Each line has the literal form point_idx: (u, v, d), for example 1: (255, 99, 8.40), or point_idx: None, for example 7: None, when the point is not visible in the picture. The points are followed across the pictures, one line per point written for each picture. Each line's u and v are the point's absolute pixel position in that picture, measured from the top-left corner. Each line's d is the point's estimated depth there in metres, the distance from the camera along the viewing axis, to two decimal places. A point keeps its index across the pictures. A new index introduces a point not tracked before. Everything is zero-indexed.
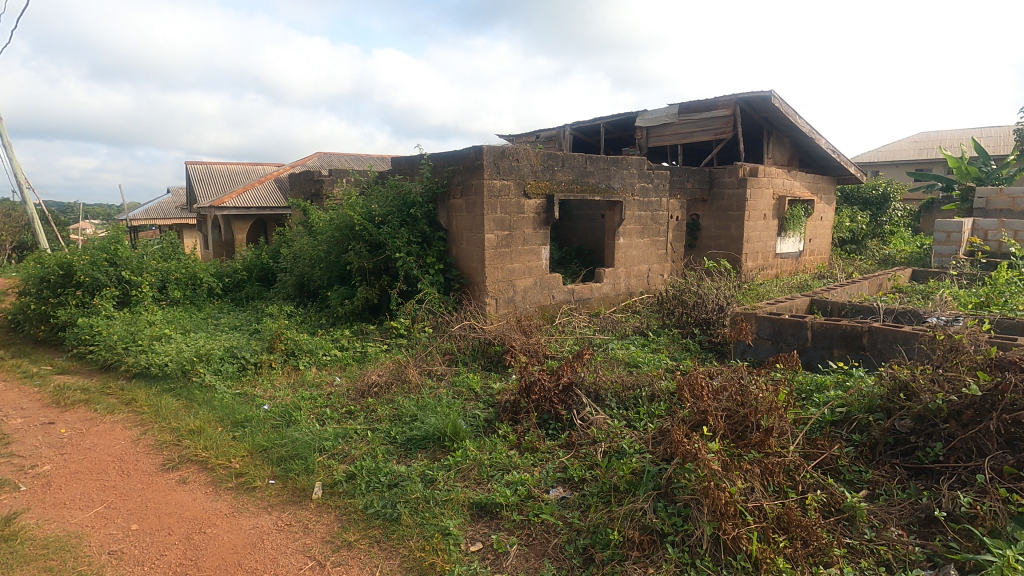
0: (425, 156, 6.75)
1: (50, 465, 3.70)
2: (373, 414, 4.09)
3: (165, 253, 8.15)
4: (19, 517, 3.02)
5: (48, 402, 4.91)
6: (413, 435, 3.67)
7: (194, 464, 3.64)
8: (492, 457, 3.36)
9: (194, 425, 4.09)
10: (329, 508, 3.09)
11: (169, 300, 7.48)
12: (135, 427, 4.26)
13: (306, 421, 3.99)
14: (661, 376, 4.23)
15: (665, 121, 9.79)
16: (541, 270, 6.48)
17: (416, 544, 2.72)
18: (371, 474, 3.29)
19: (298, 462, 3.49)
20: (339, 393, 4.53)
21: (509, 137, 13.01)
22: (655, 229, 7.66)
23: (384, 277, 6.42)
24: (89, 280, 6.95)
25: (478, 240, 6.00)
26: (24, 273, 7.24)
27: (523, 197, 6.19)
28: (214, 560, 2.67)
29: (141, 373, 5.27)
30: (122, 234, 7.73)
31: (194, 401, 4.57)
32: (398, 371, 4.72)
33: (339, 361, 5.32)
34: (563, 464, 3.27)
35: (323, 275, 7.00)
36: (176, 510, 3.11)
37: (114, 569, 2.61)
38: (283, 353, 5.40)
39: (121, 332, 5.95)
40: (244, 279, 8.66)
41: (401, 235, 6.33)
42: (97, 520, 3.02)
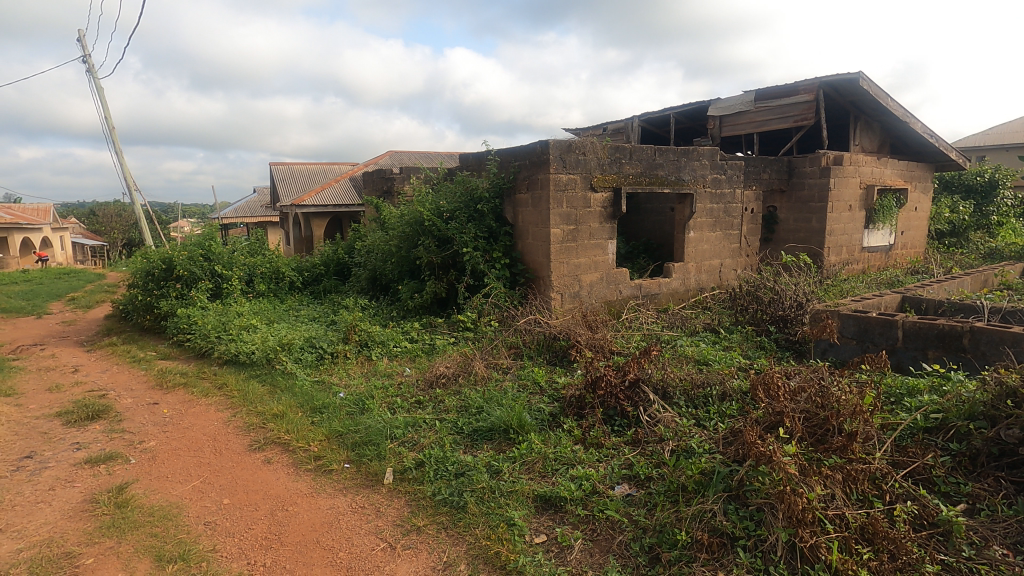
0: (492, 152, 6.84)
1: (155, 441, 4.08)
2: (441, 404, 4.21)
3: (252, 248, 8.74)
4: (130, 486, 3.36)
5: (153, 384, 5.43)
6: (479, 427, 3.75)
7: (277, 446, 3.91)
8: (557, 451, 3.37)
9: (277, 410, 4.38)
10: (399, 493, 3.22)
11: (255, 292, 8.03)
12: (226, 410, 4.61)
13: (379, 409, 4.17)
14: (733, 374, 4.07)
15: (740, 109, 9.38)
16: (607, 265, 6.40)
17: (482, 533, 2.77)
18: (439, 462, 3.39)
19: (371, 448, 3.66)
20: (409, 382, 4.69)
21: (576, 130, 12.92)
22: (728, 222, 7.38)
23: (451, 271, 6.56)
24: (187, 274, 7.59)
25: (545, 235, 6.00)
26: (133, 266, 8.00)
27: (589, 190, 6.12)
28: (296, 537, 2.86)
29: (232, 360, 5.70)
30: (215, 231, 8.36)
31: (277, 387, 4.90)
32: (466, 363, 4.81)
33: (409, 353, 5.51)
34: (629, 461, 3.22)
35: (394, 270, 7.25)
36: (262, 488, 3.34)
37: (208, 538, 2.85)
38: (358, 344, 5.67)
39: (214, 322, 6.46)
40: (321, 273, 9.12)
41: (469, 231, 6.45)
42: (195, 493, 3.30)
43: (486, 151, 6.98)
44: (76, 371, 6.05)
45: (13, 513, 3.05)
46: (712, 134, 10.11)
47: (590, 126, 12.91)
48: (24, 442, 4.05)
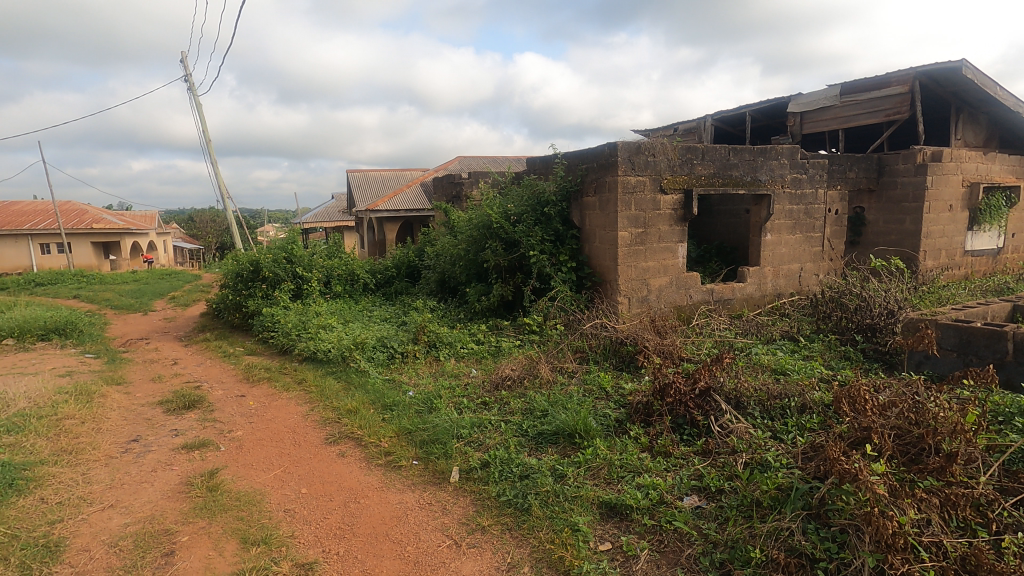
0: (560, 155, 6.83)
1: (242, 430, 4.39)
2: (506, 405, 4.25)
3: (331, 251, 9.20)
4: (220, 472, 3.63)
5: (241, 378, 5.84)
6: (544, 430, 3.75)
7: (351, 440, 4.09)
8: (623, 458, 3.31)
9: (351, 406, 4.59)
10: (465, 492, 3.27)
11: (332, 293, 8.46)
12: (304, 404, 4.88)
13: (446, 408, 4.27)
14: (814, 385, 3.84)
15: (823, 104, 8.86)
16: (677, 269, 6.22)
17: (546, 536, 2.77)
18: (504, 464, 3.42)
19: (438, 447, 3.75)
20: (475, 384, 4.77)
21: (645, 131, 12.68)
22: (809, 224, 6.98)
23: (518, 274, 6.62)
24: (272, 275, 8.12)
25: (612, 238, 5.92)
26: (225, 268, 8.64)
27: (659, 193, 5.98)
28: (367, 528, 2.97)
29: (310, 357, 6.03)
30: (297, 236, 8.88)
31: (352, 384, 5.13)
32: (531, 366, 4.82)
33: (476, 354, 5.59)
34: (698, 472, 3.11)
35: (462, 272, 7.41)
36: (336, 480, 3.51)
37: (288, 525, 3.02)
38: (426, 345, 5.83)
39: (295, 321, 6.86)
40: (393, 275, 9.45)
41: (536, 234, 6.47)
42: (276, 481, 3.51)
43: (553, 154, 6.99)
44: (175, 364, 6.62)
45: (121, 490, 3.37)
46: (792, 131, 9.62)
47: (660, 127, 12.62)
48: (131, 426, 4.48)
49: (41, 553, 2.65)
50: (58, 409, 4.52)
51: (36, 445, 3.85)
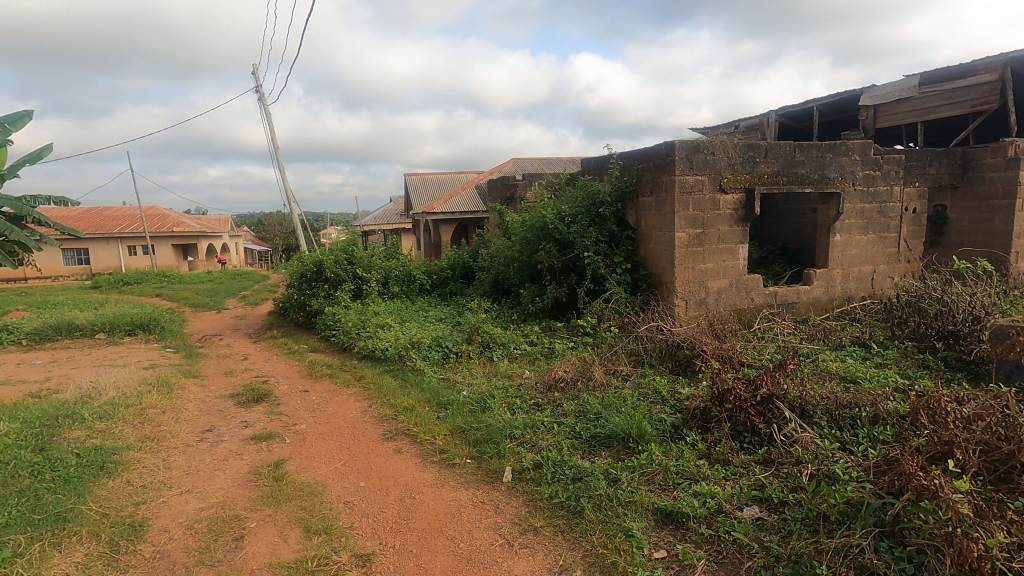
0: (615, 155, 6.75)
1: (305, 424, 4.58)
2: (559, 407, 4.24)
3: (389, 253, 9.47)
4: (285, 463, 3.81)
5: (305, 374, 6.11)
6: (597, 433, 3.71)
7: (407, 437, 4.20)
8: (679, 464, 3.23)
9: (407, 404, 4.70)
10: (517, 493, 3.29)
11: (390, 293, 8.70)
12: (363, 401, 5.05)
13: (499, 408, 4.30)
14: (888, 395, 3.61)
15: (899, 96, 8.33)
16: (737, 271, 6.01)
17: (599, 540, 2.74)
18: (557, 465, 3.41)
19: (491, 446, 3.78)
20: (528, 385, 4.78)
21: (704, 129, 12.32)
22: (882, 224, 6.57)
23: (572, 275, 6.58)
24: (334, 276, 8.45)
25: (668, 240, 5.79)
26: (291, 269, 9.07)
27: (719, 192, 5.80)
28: (422, 524, 3.04)
29: (369, 355, 6.24)
30: (357, 238, 9.20)
31: (408, 382, 5.26)
32: (585, 368, 4.79)
33: (529, 355, 5.59)
34: (760, 482, 2.99)
35: (516, 274, 7.44)
36: (393, 475, 3.61)
37: (347, 516, 3.13)
38: (480, 345, 5.90)
39: (355, 321, 7.11)
40: (448, 276, 9.62)
41: (590, 235, 6.42)
42: (336, 474, 3.65)
43: (609, 154, 6.91)
44: (245, 360, 7.01)
45: (196, 476, 3.60)
46: (864, 126, 9.10)
47: (720, 125, 12.23)
48: (206, 417, 4.77)
49: (127, 531, 2.87)
50: (142, 399, 4.89)
51: (123, 431, 4.18)
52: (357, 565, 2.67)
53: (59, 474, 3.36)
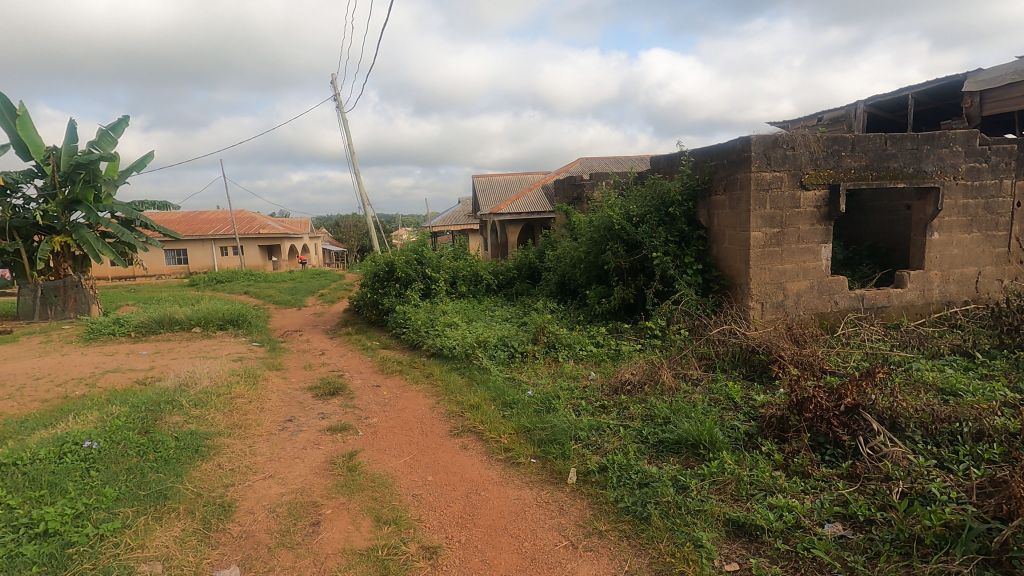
0: (686, 152, 6.55)
1: (376, 418, 4.77)
2: (626, 410, 4.16)
3: (457, 253, 9.66)
4: (358, 454, 3.98)
5: (377, 369, 6.36)
6: (664, 438, 3.61)
7: (473, 434, 4.27)
8: (752, 474, 3.08)
9: (474, 402, 4.78)
10: (582, 495, 3.26)
11: (458, 293, 8.89)
12: (431, 397, 5.18)
13: (564, 409, 4.29)
14: (994, 410, 3.28)
15: (1010, 79, 7.55)
16: (819, 273, 5.66)
17: (666, 549, 2.67)
18: (622, 469, 3.36)
19: (556, 447, 3.78)
20: (594, 386, 4.73)
21: (784, 123, 11.69)
22: (989, 221, 5.97)
23: (640, 276, 6.45)
24: (404, 276, 8.74)
25: (743, 239, 5.55)
26: (365, 268, 9.47)
27: (799, 189, 5.49)
28: (487, 520, 3.08)
29: (437, 353, 6.40)
30: (426, 238, 9.46)
31: (474, 380, 5.35)
32: (653, 371, 4.67)
33: (594, 357, 5.53)
34: (843, 498, 2.80)
35: (582, 274, 7.39)
36: (459, 471, 3.69)
37: (415, 509, 3.23)
38: (545, 346, 5.90)
39: (424, 319, 7.32)
40: (514, 277, 9.69)
41: (659, 235, 6.26)
42: (405, 467, 3.77)
43: (680, 152, 6.71)
44: (323, 354, 7.39)
45: (278, 463, 3.84)
46: (968, 113, 8.30)
47: (801, 118, 11.57)
48: (287, 408, 5.08)
49: (218, 511, 3.10)
50: (231, 389, 5.28)
51: (214, 418, 4.52)
52: (425, 557, 2.74)
53: (161, 455, 3.68)
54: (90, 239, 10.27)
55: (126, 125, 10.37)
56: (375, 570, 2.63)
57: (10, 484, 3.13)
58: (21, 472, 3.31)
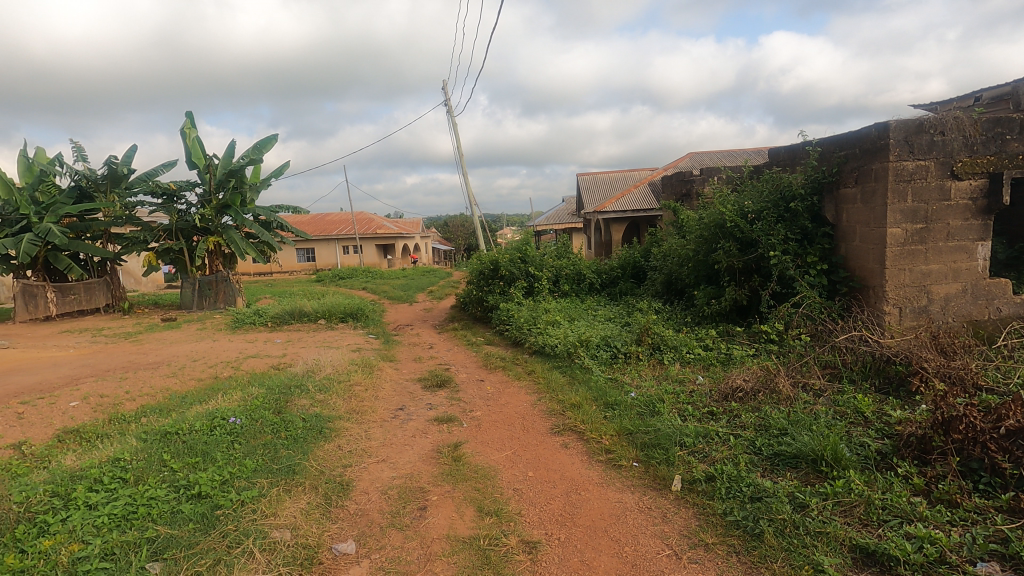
0: (811, 142, 6.03)
1: (480, 411, 4.93)
2: (736, 418, 3.92)
3: (560, 251, 9.68)
4: (462, 446, 4.13)
5: (481, 364, 6.56)
6: (781, 451, 3.35)
7: (574, 433, 4.26)
8: (886, 498, 2.76)
9: (575, 401, 4.77)
10: (687, 504, 3.13)
11: (560, 292, 8.91)
12: (533, 394, 5.24)
13: (669, 413, 4.13)
14: None
15: None
16: (974, 275, 5.00)
17: (781, 569, 2.48)
18: (732, 481, 3.17)
19: (659, 452, 3.66)
20: (701, 391, 4.50)
21: (930, 104, 10.34)
22: None
23: (755, 276, 6.04)
24: (508, 274, 8.93)
25: (878, 236, 4.99)
26: (471, 267, 9.80)
27: (948, 179, 4.85)
28: (586, 521, 3.06)
29: (539, 350, 6.48)
30: (530, 237, 9.57)
31: (576, 379, 5.33)
32: (768, 378, 4.35)
33: (703, 360, 5.27)
34: (1002, 535, 2.42)
35: (690, 274, 7.07)
36: (559, 468, 3.70)
37: (516, 503, 3.29)
38: (650, 347, 5.73)
39: (527, 317, 7.43)
40: (618, 275, 9.49)
41: (778, 232, 5.81)
42: (507, 461, 3.85)
43: (803, 142, 6.18)
44: (431, 348, 7.77)
45: (390, 448, 4.09)
46: None
47: (953, 98, 10.16)
48: (398, 397, 5.40)
49: (337, 488, 3.38)
50: (351, 377, 5.73)
51: (336, 403, 4.93)
52: (525, 551, 2.78)
53: (291, 434, 4.08)
54: (236, 238, 11.57)
55: (275, 141, 11.61)
56: (478, 559, 2.71)
57: (173, 450, 3.64)
58: (181, 440, 3.84)
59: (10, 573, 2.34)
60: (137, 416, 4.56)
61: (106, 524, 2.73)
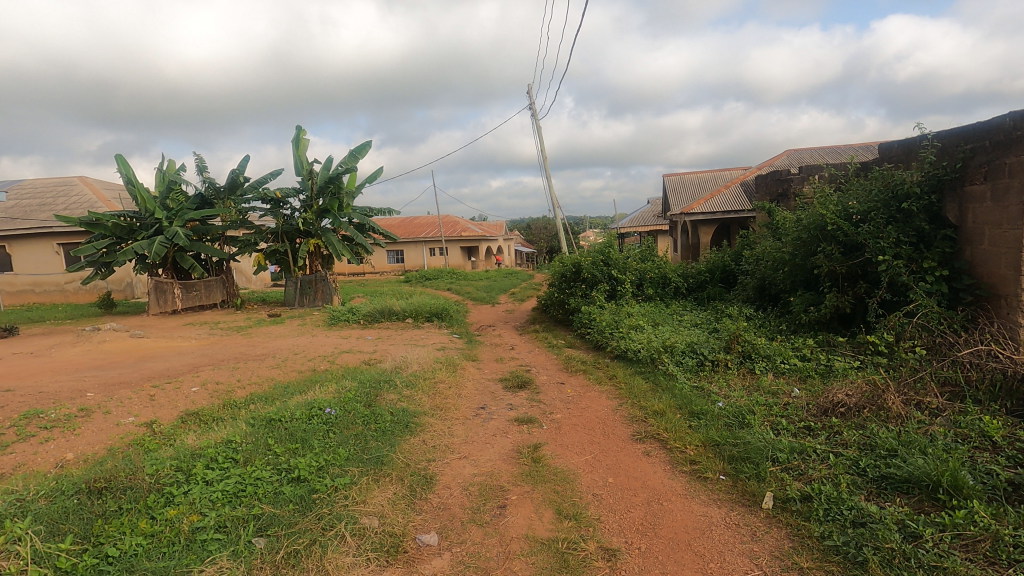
0: (929, 136, 5.49)
1: (560, 414, 4.92)
2: (837, 435, 3.63)
3: (644, 254, 9.44)
4: (542, 447, 4.15)
5: (562, 367, 6.56)
6: (889, 474, 3.06)
7: (657, 441, 4.15)
8: (1018, 535, 2.44)
9: (658, 408, 4.64)
10: (779, 524, 2.95)
11: (644, 296, 8.70)
12: (614, 399, 5.16)
13: (760, 426, 3.91)
14: None
15: None
16: None
17: None
18: (831, 502, 2.94)
19: (749, 466, 3.48)
20: (797, 405, 4.22)
21: None
22: None
23: (860, 282, 5.58)
24: (591, 276, 8.85)
25: (1011, 239, 4.44)
26: (553, 269, 9.81)
27: None
28: (669, 532, 2.97)
29: (622, 355, 6.37)
30: (613, 239, 9.42)
31: (659, 386, 5.19)
32: (875, 394, 4.00)
33: (799, 372, 4.93)
34: None
35: (786, 279, 6.65)
36: (641, 476, 3.62)
37: (596, 508, 3.26)
38: (740, 355, 5.45)
39: (609, 321, 7.32)
40: (706, 279, 9.10)
41: (888, 235, 5.34)
42: (587, 465, 3.82)
43: (920, 136, 5.63)
44: (512, 349, 7.87)
45: (472, 446, 4.20)
46: None
47: None
48: (480, 396, 5.52)
49: (422, 481, 3.52)
50: (435, 375, 5.95)
51: (421, 399, 5.13)
52: (604, 558, 2.75)
53: (380, 426, 4.31)
54: (334, 240, 12.36)
55: (370, 148, 12.28)
56: (557, 562, 2.72)
57: (277, 435, 3.97)
58: (284, 427, 4.16)
59: (143, 536, 2.66)
60: (247, 402, 5.01)
61: (220, 499, 3.02)
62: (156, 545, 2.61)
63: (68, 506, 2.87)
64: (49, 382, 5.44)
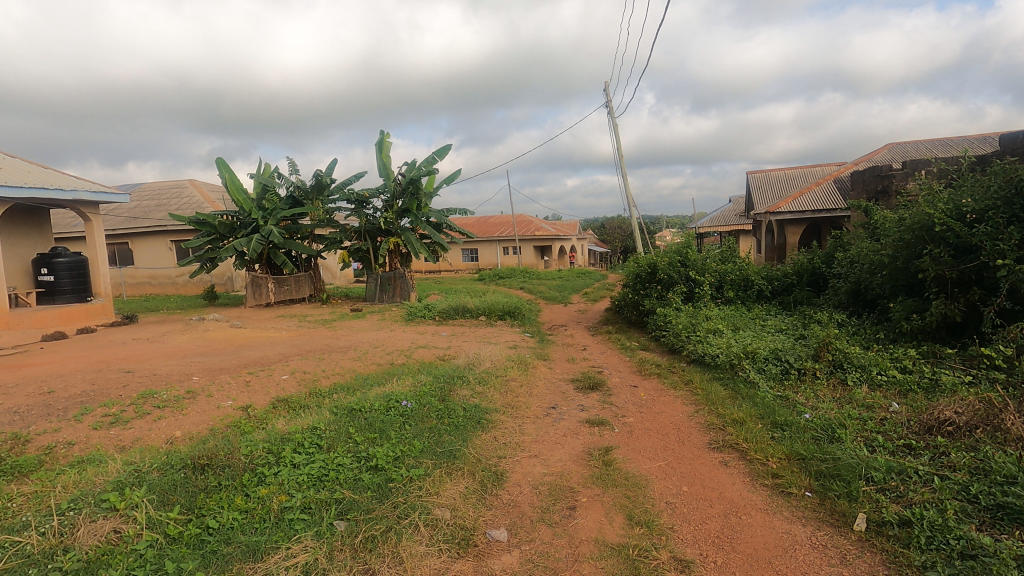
0: None
1: (632, 417, 4.83)
2: (943, 457, 3.31)
3: (724, 255, 9.05)
4: (613, 451, 4.08)
5: (635, 369, 6.43)
6: (1007, 504, 2.73)
7: (735, 451, 3.96)
8: None
9: (737, 416, 4.44)
10: (874, 548, 2.73)
11: (724, 298, 8.34)
12: (690, 405, 4.99)
13: (852, 441, 3.64)
14: None
15: None
16: None
17: None
18: (936, 530, 2.68)
19: (839, 484, 3.25)
20: (896, 420, 3.88)
21: None
22: None
23: (974, 289, 5.04)
24: (667, 277, 8.60)
25: None
26: (628, 269, 9.62)
27: None
28: (747, 548, 2.83)
29: (698, 359, 6.15)
30: (691, 239, 9.11)
31: (739, 394, 4.96)
32: (990, 413, 3.59)
33: (898, 385, 4.53)
34: None
35: (885, 283, 6.14)
36: (718, 487, 3.47)
37: (669, 517, 3.16)
38: (830, 365, 5.09)
39: (685, 323, 7.09)
40: (792, 283, 8.57)
41: (1009, 236, 4.80)
42: (660, 472, 3.72)
43: None
44: (584, 350, 7.80)
45: (543, 445, 4.21)
46: None
47: None
48: (551, 395, 5.52)
49: (492, 477, 3.57)
50: (507, 372, 6.03)
51: (493, 396, 5.21)
52: (677, 569, 2.66)
53: (453, 421, 4.42)
54: (412, 239, 12.79)
55: (449, 150, 12.62)
56: (627, 568, 2.67)
57: (357, 424, 4.17)
58: (364, 417, 4.37)
59: (239, 511, 2.89)
60: (331, 392, 5.30)
61: (306, 482, 3.22)
62: (249, 520, 2.83)
63: (176, 479, 3.16)
64: (162, 365, 6.04)
